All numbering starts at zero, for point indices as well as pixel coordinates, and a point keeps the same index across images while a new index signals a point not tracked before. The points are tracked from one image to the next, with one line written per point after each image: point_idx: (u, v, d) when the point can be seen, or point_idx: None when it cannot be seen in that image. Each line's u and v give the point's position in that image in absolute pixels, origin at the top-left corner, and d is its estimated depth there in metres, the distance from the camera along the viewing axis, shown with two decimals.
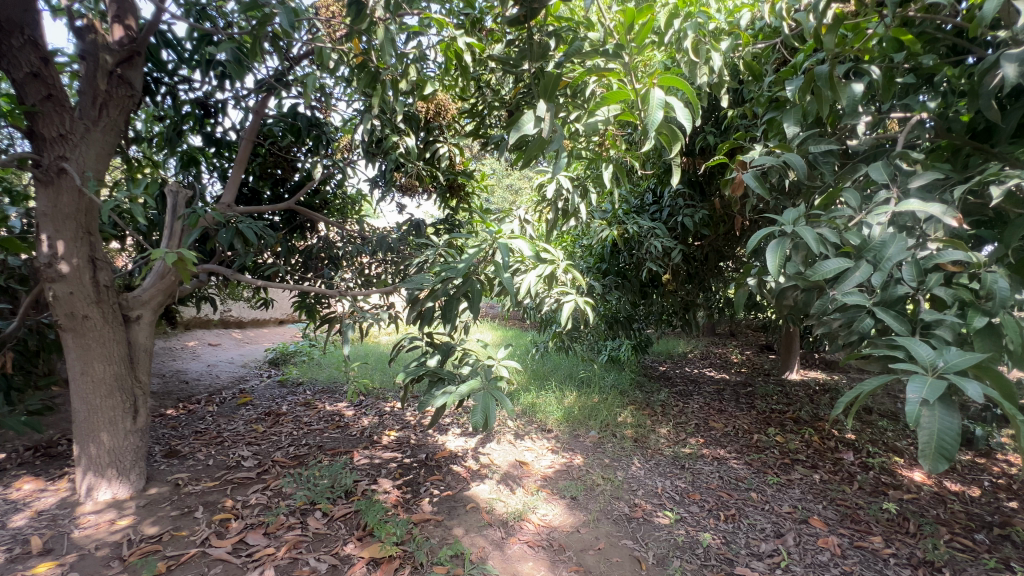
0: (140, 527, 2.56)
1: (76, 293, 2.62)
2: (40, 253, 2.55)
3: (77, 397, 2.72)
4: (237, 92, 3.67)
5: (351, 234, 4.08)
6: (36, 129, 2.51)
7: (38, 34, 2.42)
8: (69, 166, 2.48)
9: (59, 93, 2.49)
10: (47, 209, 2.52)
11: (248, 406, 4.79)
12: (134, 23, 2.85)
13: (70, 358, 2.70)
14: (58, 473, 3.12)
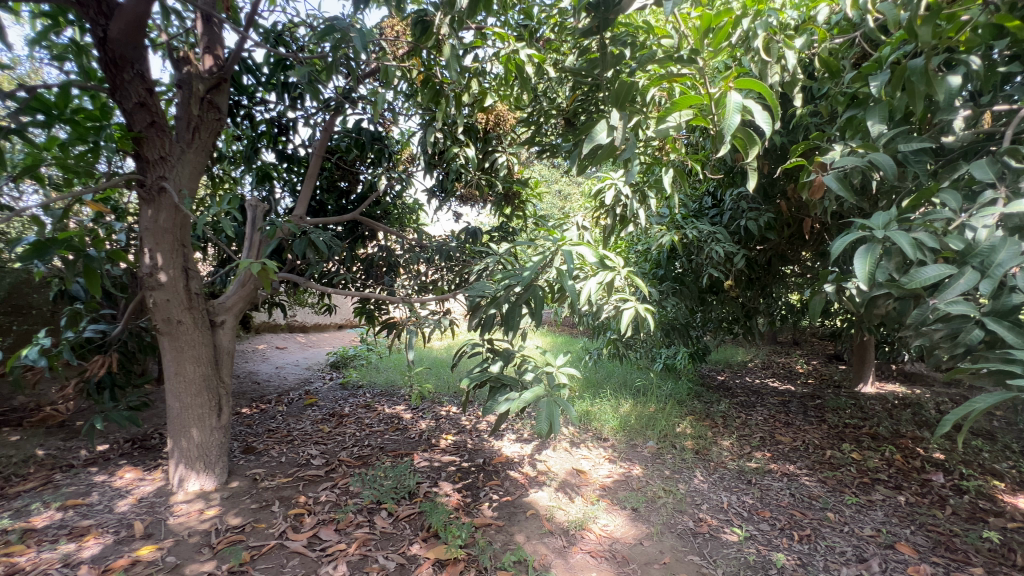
0: (225, 518, 2.76)
1: (171, 300, 2.87)
2: (142, 263, 2.83)
3: (171, 395, 2.98)
4: (307, 111, 3.91)
5: (410, 242, 4.22)
6: (141, 153, 2.74)
7: (145, 67, 2.64)
8: (168, 185, 2.75)
9: (160, 120, 2.74)
10: (149, 224, 2.79)
11: (314, 407, 5.05)
12: (222, 53, 3.13)
13: (166, 359, 2.96)
14: (153, 464, 3.42)
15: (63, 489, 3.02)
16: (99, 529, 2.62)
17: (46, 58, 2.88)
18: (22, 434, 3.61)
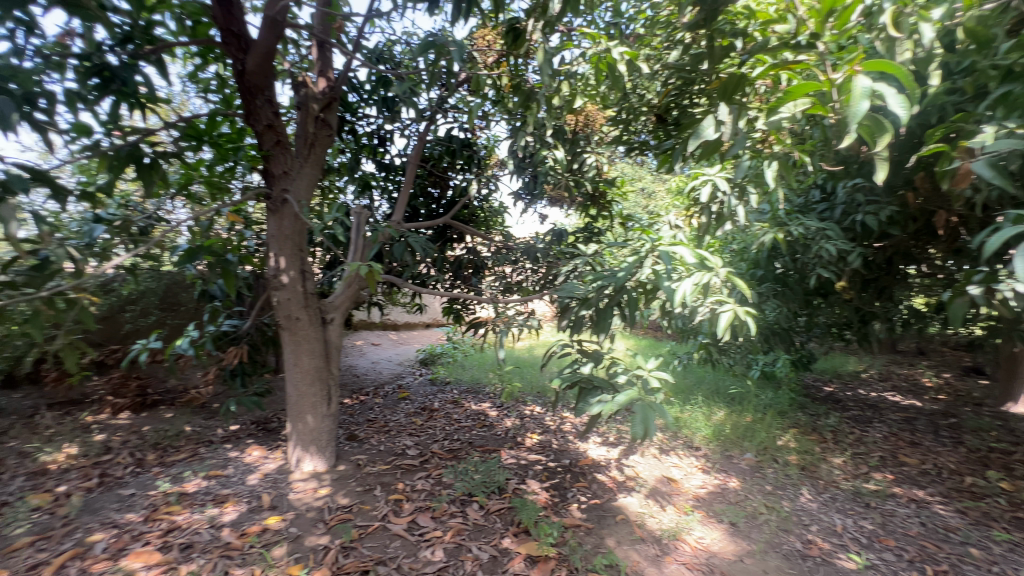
0: (336, 497, 3.04)
1: (292, 298, 3.22)
2: (269, 266, 3.20)
3: (291, 383, 3.34)
4: (403, 123, 4.17)
5: (497, 244, 4.35)
6: (269, 169, 3.10)
7: (272, 93, 2.96)
8: (290, 197, 3.08)
9: (284, 139, 3.09)
10: (275, 232, 3.16)
11: (407, 401, 5.37)
12: (333, 76, 3.45)
13: (287, 352, 3.32)
14: (274, 445, 3.86)
15: (206, 461, 3.51)
16: (235, 497, 3.01)
17: (196, 92, 3.39)
18: (174, 411, 4.24)
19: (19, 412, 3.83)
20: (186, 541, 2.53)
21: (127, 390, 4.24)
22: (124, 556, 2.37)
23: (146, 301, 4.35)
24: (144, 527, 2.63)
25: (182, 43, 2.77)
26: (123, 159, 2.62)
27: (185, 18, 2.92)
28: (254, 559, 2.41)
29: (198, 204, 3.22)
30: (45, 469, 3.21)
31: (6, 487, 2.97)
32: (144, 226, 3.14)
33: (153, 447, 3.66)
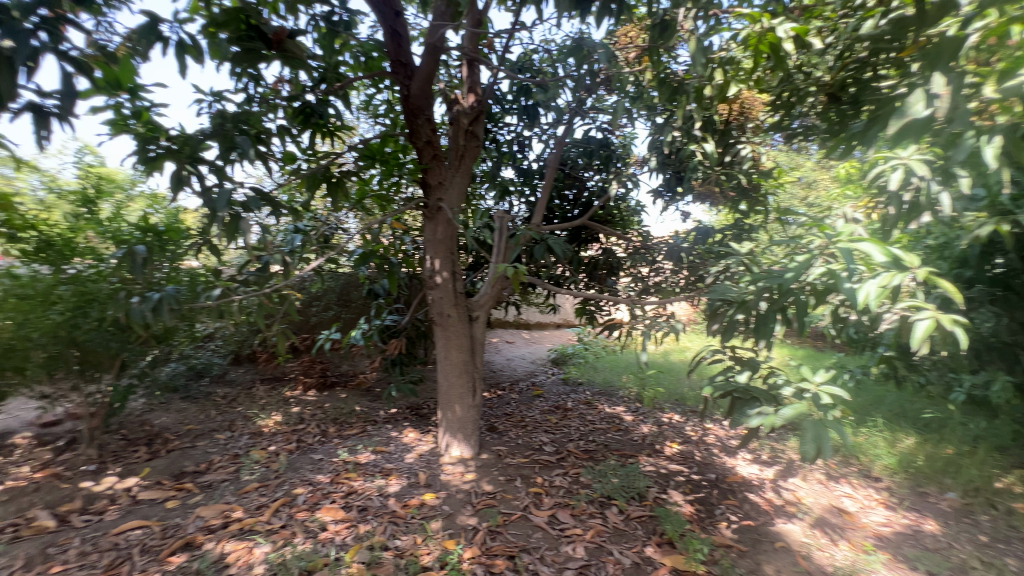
0: (481, 483, 3.26)
1: (444, 297, 3.54)
2: (426, 268, 3.57)
3: (442, 374, 3.67)
4: (541, 128, 4.31)
5: (634, 245, 4.24)
6: (427, 181, 3.43)
7: (430, 113, 3.29)
8: (444, 205, 3.39)
9: (439, 153, 3.41)
10: (430, 237, 3.50)
11: (541, 398, 5.52)
12: (480, 90, 3.70)
13: (439, 345, 3.66)
14: (426, 429, 4.28)
15: (373, 438, 4.04)
16: (397, 472, 3.41)
17: (368, 117, 3.92)
18: (348, 392, 4.95)
19: (243, 383, 4.84)
20: (362, 504, 2.94)
21: (313, 371, 5.07)
22: (318, 509, 2.85)
23: (328, 298, 5.15)
24: (331, 488, 3.13)
25: (360, 78, 3.17)
26: (318, 180, 3.13)
27: (361, 55, 3.40)
28: (415, 529, 2.71)
29: (369, 215, 3.71)
30: (260, 430, 4.00)
31: (237, 442, 3.78)
32: (330, 235, 3.73)
33: (333, 421, 4.32)
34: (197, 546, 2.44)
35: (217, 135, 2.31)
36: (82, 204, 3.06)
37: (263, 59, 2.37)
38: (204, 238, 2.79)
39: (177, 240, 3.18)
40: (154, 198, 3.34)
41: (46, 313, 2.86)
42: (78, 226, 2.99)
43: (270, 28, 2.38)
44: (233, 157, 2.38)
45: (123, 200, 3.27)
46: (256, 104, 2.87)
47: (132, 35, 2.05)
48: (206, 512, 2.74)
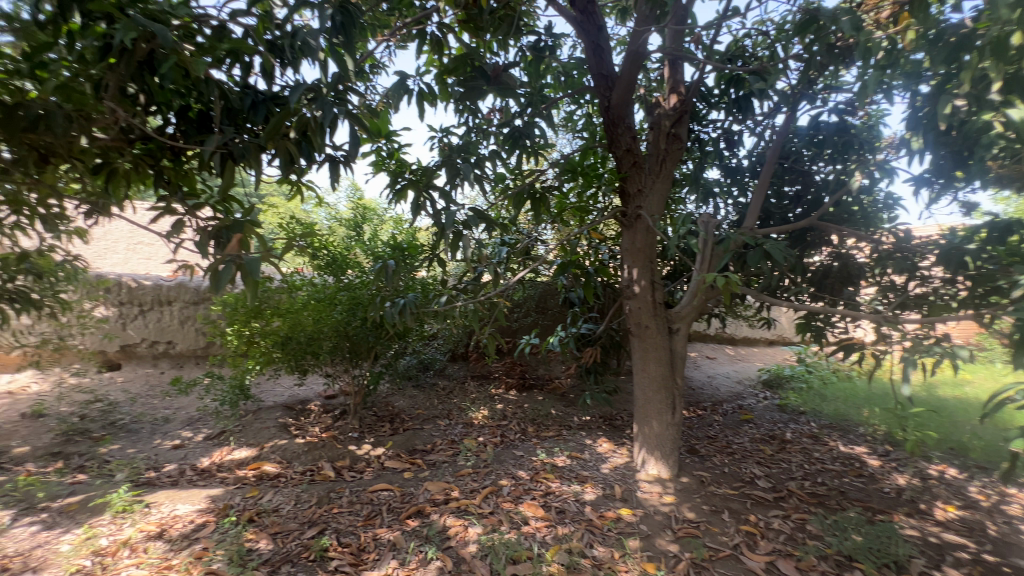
0: (681, 508, 3.04)
1: (642, 308, 3.43)
2: (623, 278, 3.51)
3: (639, 387, 3.55)
4: (755, 120, 3.85)
5: (884, 249, 3.41)
6: (625, 189, 3.37)
7: (629, 120, 3.26)
8: (643, 213, 3.29)
9: (639, 159, 3.33)
10: (628, 246, 3.43)
11: (751, 424, 4.88)
12: (683, 90, 3.51)
13: (635, 357, 3.55)
14: (620, 441, 4.22)
15: (568, 443, 4.15)
16: (592, 480, 3.44)
17: (567, 133, 4.10)
18: (544, 395, 5.20)
19: (458, 377, 5.34)
20: (560, 506, 3.04)
21: (514, 373, 5.47)
22: (520, 503, 3.05)
23: (527, 305, 5.52)
24: (531, 485, 3.32)
25: (562, 96, 3.28)
26: (523, 196, 3.37)
27: (563, 75, 3.55)
28: (612, 543, 2.67)
29: (567, 226, 3.86)
30: (471, 422, 4.50)
31: (453, 429, 4.33)
32: (531, 247, 3.99)
33: (532, 421, 4.60)
34: (427, 514, 2.87)
35: (446, 165, 2.70)
36: (353, 228, 3.93)
37: (482, 94, 2.68)
38: (434, 252, 3.31)
39: (413, 255, 3.78)
40: (398, 221, 4.08)
41: (330, 311, 3.70)
42: (351, 246, 3.90)
43: (489, 65, 2.67)
44: (457, 181, 2.74)
45: (379, 224, 4.12)
46: (475, 134, 3.23)
47: (391, 91, 2.53)
48: (432, 487, 3.20)
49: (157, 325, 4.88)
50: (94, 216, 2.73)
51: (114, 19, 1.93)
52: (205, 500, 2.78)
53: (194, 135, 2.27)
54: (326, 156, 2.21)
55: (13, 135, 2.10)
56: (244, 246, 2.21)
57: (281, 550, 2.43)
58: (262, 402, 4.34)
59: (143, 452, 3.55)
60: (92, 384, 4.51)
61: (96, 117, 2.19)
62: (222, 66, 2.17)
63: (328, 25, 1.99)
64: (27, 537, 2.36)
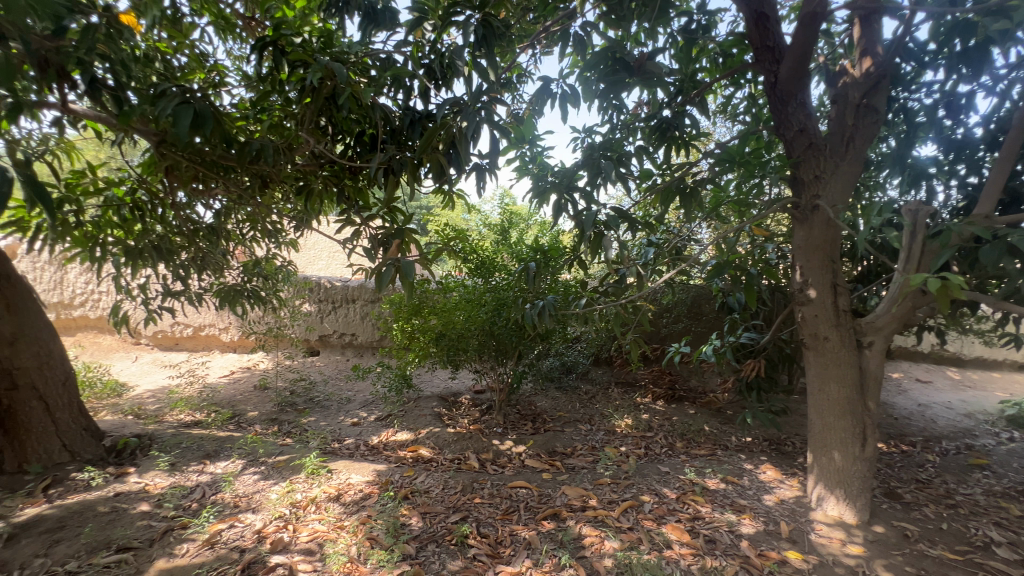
0: (874, 565, 2.51)
1: (819, 316, 2.89)
2: (793, 280, 3.00)
3: (814, 410, 3.00)
4: (994, 74, 2.96)
5: None
6: (798, 176, 2.87)
7: (803, 96, 2.79)
8: (823, 203, 2.75)
9: (817, 140, 2.81)
10: (802, 243, 2.91)
11: (986, 472, 3.75)
12: (880, 51, 2.86)
13: (810, 374, 3.00)
14: (790, 471, 3.64)
15: (724, 465, 3.73)
16: (751, 511, 3.02)
17: (725, 120, 3.70)
18: (696, 409, 4.75)
19: (602, 383, 5.21)
20: (710, 534, 2.73)
21: (662, 382, 5.11)
22: (663, 523, 2.83)
23: (678, 310, 5.11)
24: (677, 505, 3.05)
25: (718, 79, 2.94)
26: (672, 192, 3.09)
27: (720, 56, 3.19)
28: None
29: (724, 223, 3.45)
30: (614, 429, 4.34)
31: (594, 435, 4.24)
32: (680, 247, 3.67)
33: (681, 436, 4.25)
34: (562, 519, 2.85)
35: (587, 165, 2.64)
36: (500, 233, 4.11)
37: (625, 87, 2.54)
38: (575, 254, 3.27)
39: (555, 257, 3.78)
40: (542, 224, 4.14)
41: (477, 311, 3.93)
42: (499, 250, 4.09)
43: (632, 56, 2.52)
44: (597, 180, 2.65)
45: (524, 228, 4.24)
46: (618, 131, 3.09)
47: (533, 96, 2.56)
48: (569, 491, 3.16)
49: (345, 319, 5.81)
50: (298, 229, 3.35)
51: (309, 66, 2.33)
52: (371, 473, 3.19)
53: (365, 156, 2.60)
54: (472, 166, 2.34)
55: (245, 168, 2.69)
56: (403, 250, 2.49)
57: (429, 530, 2.65)
58: (421, 391, 4.83)
59: (331, 426, 4.23)
60: (300, 365, 5.56)
61: (298, 148, 2.67)
62: (388, 92, 2.46)
63: (471, 40, 2.10)
64: (251, 483, 3.00)
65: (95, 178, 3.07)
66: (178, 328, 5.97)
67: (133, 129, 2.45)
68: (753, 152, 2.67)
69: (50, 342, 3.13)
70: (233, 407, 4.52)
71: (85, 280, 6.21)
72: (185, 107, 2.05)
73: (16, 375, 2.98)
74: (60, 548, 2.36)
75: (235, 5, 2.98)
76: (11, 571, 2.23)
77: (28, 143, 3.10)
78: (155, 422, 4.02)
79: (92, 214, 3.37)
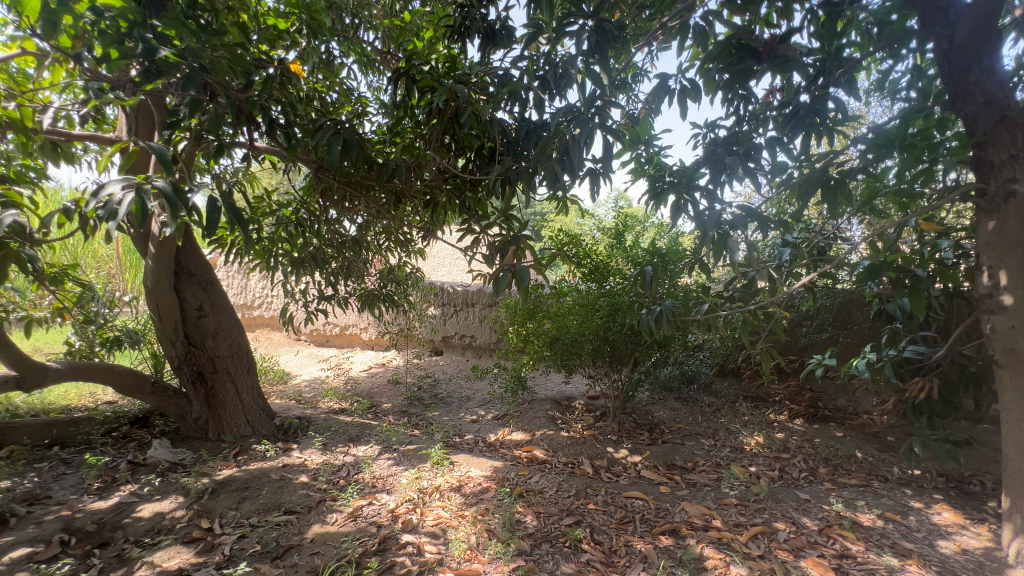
0: None
1: (1017, 327, 2.34)
2: (979, 283, 2.48)
3: (1012, 443, 2.44)
4: None
5: None
6: (984, 158, 2.37)
7: (995, 60, 2.30)
8: (1023, 188, 2.23)
9: (1012, 112, 2.29)
10: (991, 238, 2.40)
11: None
12: None
13: (1006, 399, 2.45)
14: (977, 516, 3.00)
15: (883, 499, 3.21)
16: (920, 558, 2.55)
17: (882, 99, 3.19)
18: (846, 431, 4.14)
19: (728, 397, 4.80)
20: None
21: (801, 399, 4.54)
22: (802, 556, 2.53)
23: (821, 318, 4.52)
24: (820, 539, 2.70)
25: (871, 53, 2.54)
26: (811, 186, 2.68)
27: (875, 25, 2.77)
28: None
29: (880, 218, 2.98)
30: (742, 447, 3.98)
31: (719, 452, 3.93)
32: (824, 246, 3.25)
33: (825, 461, 3.75)
34: (682, 536, 2.70)
35: (709, 161, 2.48)
36: (614, 237, 4.03)
37: (752, 75, 2.33)
38: (695, 257, 3.09)
39: (674, 260, 3.60)
40: (659, 227, 3.97)
41: (591, 316, 3.90)
42: (613, 254, 4.02)
43: (761, 40, 2.30)
44: (721, 178, 2.48)
45: (640, 231, 4.11)
46: (746, 123, 2.85)
47: (651, 96, 2.48)
48: (690, 508, 2.99)
49: (465, 322, 6.19)
50: (425, 239, 3.67)
51: (435, 90, 2.56)
52: (489, 469, 3.36)
53: (484, 168, 2.77)
54: (587, 171, 2.34)
55: (382, 186, 3.04)
56: (518, 256, 2.59)
57: (543, 530, 2.71)
58: (536, 393, 4.94)
59: (453, 421, 4.54)
60: (426, 364, 6.06)
61: (425, 165, 2.93)
62: (505, 106, 2.58)
63: (585, 47, 2.11)
64: (385, 467, 3.35)
65: (271, 201, 3.72)
66: (328, 327, 6.90)
67: (298, 159, 2.92)
68: (920, 134, 2.26)
69: (239, 336, 3.85)
70: (371, 398, 5.09)
71: (262, 286, 7.51)
72: (337, 136, 2.39)
73: (216, 361, 3.72)
74: (245, 504, 2.89)
75: (375, 43, 3.39)
76: (214, 518, 2.79)
77: (226, 175, 3.86)
78: (312, 407, 4.70)
79: (268, 231, 4.07)
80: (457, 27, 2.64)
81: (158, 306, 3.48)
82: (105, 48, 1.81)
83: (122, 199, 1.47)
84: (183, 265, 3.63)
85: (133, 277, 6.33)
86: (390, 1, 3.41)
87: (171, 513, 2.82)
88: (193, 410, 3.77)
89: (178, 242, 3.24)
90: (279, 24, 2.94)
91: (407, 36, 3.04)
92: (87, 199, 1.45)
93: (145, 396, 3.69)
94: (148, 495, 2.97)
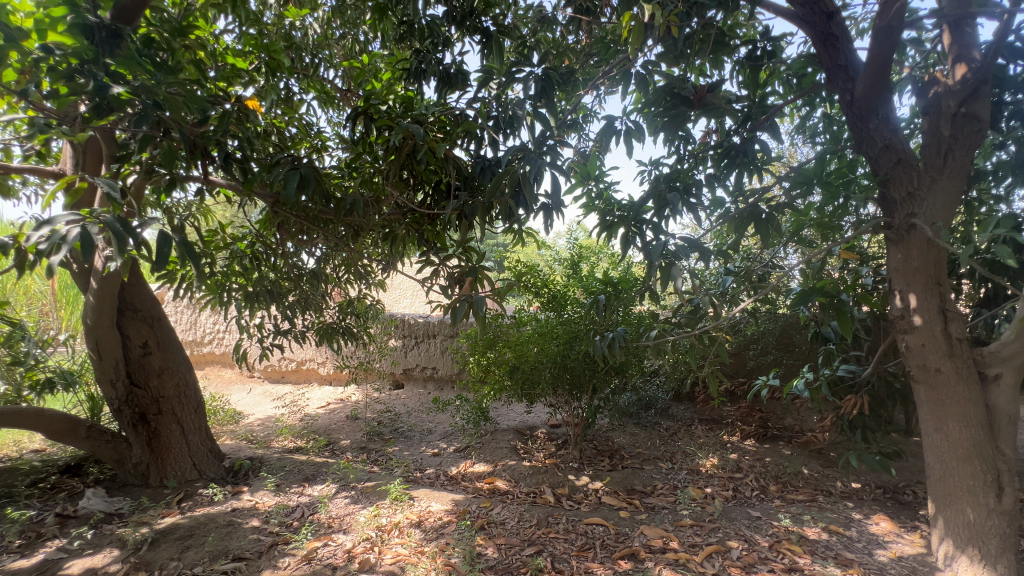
0: None
1: (928, 345, 2.59)
2: (894, 305, 2.74)
3: (931, 452, 2.67)
4: None
5: None
6: (887, 196, 2.65)
7: (889, 109, 2.61)
8: (920, 221, 2.52)
9: (907, 155, 2.59)
10: (899, 265, 2.66)
11: None
12: (977, 54, 2.63)
13: (923, 411, 2.69)
14: (910, 524, 3.21)
15: (827, 512, 3.38)
16: (860, 567, 2.70)
17: (804, 141, 3.53)
18: (793, 449, 4.34)
19: (684, 420, 4.95)
20: None
21: (752, 420, 4.73)
22: (753, 572, 2.64)
23: (765, 341, 4.77)
24: (770, 554, 2.81)
25: (791, 101, 2.80)
26: (745, 219, 2.90)
27: (794, 77, 3.09)
28: None
29: (809, 248, 3.25)
30: (698, 469, 4.10)
31: (676, 474, 4.04)
32: (762, 274, 3.50)
33: (775, 478, 3.91)
34: (641, 560, 2.75)
35: (653, 197, 2.66)
36: (571, 267, 4.19)
37: (687, 119, 2.54)
38: (646, 286, 3.22)
39: (626, 288, 3.82)
40: (612, 257, 4.15)
41: (550, 343, 3.98)
42: (570, 283, 4.16)
43: (691, 89, 2.53)
44: (665, 212, 2.66)
45: (595, 261, 4.25)
46: (687, 162, 3.08)
47: (598, 136, 2.67)
48: (648, 531, 3.05)
49: (426, 354, 6.14)
50: (385, 271, 3.67)
51: (393, 128, 2.65)
52: (450, 502, 3.31)
53: (442, 203, 2.87)
54: (539, 207, 2.45)
55: (341, 220, 3.07)
56: (475, 287, 2.65)
57: (504, 561, 2.70)
58: (498, 425, 4.92)
59: (414, 455, 4.46)
60: (387, 398, 6.01)
61: (384, 200, 2.99)
62: (460, 144, 2.70)
63: (532, 93, 2.28)
64: (342, 506, 3.24)
65: (225, 235, 3.66)
66: (284, 363, 6.67)
67: (254, 194, 2.91)
68: (836, 172, 2.49)
69: (187, 374, 3.69)
70: (329, 435, 4.93)
71: (213, 322, 7.19)
72: (293, 172, 2.42)
73: (161, 402, 3.55)
74: (189, 554, 2.72)
75: (335, 81, 3.47)
76: (154, 570, 2.61)
77: (177, 208, 3.78)
78: (265, 447, 4.50)
79: (221, 265, 3.97)
80: (413, 69, 2.78)
81: (98, 344, 3.30)
82: (54, 83, 1.81)
83: (68, 232, 1.46)
84: (127, 300, 3.47)
85: (70, 314, 5.93)
86: (350, 43, 3.54)
87: (105, 568, 2.63)
88: (133, 455, 3.54)
89: (124, 278, 3.11)
90: (238, 62, 2.99)
91: (366, 77, 3.15)
92: (29, 233, 1.43)
93: (79, 442, 3.45)
94: (78, 550, 2.77)
